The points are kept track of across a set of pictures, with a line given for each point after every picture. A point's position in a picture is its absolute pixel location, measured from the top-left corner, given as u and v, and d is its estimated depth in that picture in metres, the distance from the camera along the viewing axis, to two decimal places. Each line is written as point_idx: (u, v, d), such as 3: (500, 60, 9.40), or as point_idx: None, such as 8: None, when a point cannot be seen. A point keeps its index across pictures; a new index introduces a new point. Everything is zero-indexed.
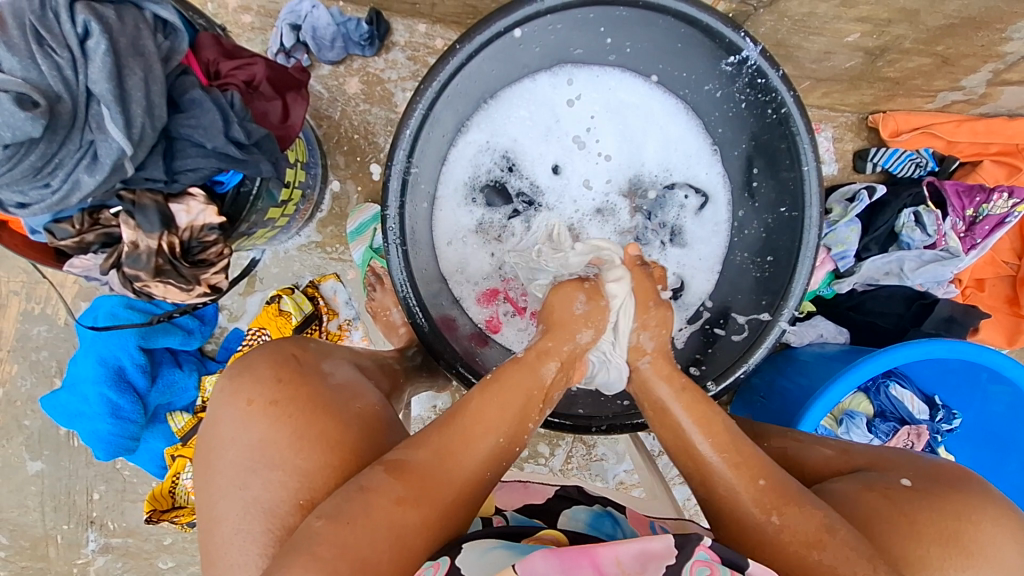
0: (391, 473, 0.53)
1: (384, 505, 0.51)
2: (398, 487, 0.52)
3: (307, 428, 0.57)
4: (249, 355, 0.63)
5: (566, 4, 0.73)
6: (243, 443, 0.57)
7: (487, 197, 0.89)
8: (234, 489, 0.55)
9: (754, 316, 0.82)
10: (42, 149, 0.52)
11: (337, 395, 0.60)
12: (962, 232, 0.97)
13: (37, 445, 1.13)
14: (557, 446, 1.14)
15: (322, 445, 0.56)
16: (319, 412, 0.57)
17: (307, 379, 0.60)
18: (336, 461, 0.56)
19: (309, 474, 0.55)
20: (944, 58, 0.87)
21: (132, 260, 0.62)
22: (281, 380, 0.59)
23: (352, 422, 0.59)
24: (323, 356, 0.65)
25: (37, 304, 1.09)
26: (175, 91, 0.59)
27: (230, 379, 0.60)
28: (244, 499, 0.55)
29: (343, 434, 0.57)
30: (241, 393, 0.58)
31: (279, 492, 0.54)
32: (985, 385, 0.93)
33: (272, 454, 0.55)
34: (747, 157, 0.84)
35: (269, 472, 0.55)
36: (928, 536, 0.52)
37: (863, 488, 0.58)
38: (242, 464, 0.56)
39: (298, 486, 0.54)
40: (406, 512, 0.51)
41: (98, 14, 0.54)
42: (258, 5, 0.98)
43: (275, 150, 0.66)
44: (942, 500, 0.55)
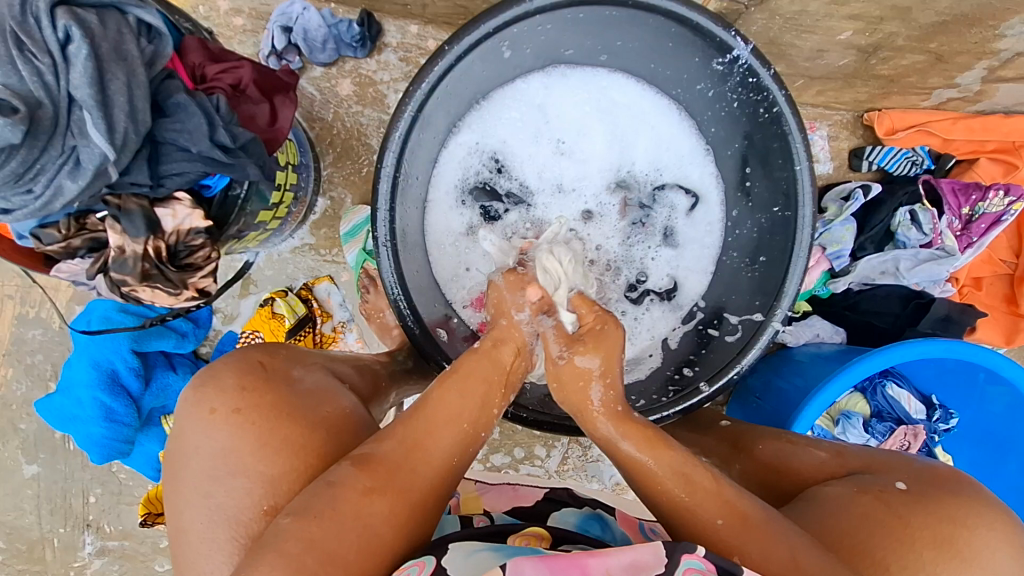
0: (357, 465, 0.54)
1: (350, 496, 0.51)
2: (364, 478, 0.53)
3: (271, 434, 0.57)
4: (214, 364, 0.63)
5: (556, 4, 0.73)
6: (205, 452, 0.57)
7: (478, 198, 0.89)
8: (199, 497, 0.55)
9: (748, 316, 0.82)
10: (23, 155, 0.52)
11: (306, 401, 0.60)
12: (958, 231, 0.96)
13: (33, 448, 1.13)
14: (553, 447, 1.13)
15: (287, 449, 0.56)
16: (283, 417, 0.58)
17: (272, 386, 0.60)
18: (301, 465, 0.56)
19: (274, 480, 0.55)
20: (938, 56, 0.86)
21: (118, 265, 0.62)
22: (245, 389, 0.59)
23: (318, 426, 0.59)
24: (293, 361, 0.66)
25: (32, 308, 1.09)
26: (160, 95, 0.59)
27: (192, 391, 0.60)
28: (209, 507, 0.55)
29: (307, 439, 0.57)
30: (204, 403, 0.59)
31: (244, 498, 0.54)
32: (982, 385, 0.93)
33: (234, 461, 0.55)
34: (740, 156, 0.84)
35: (233, 479, 0.55)
36: (921, 541, 0.52)
37: (857, 490, 0.57)
38: (209, 471, 0.56)
39: (263, 491, 0.54)
40: (374, 502, 0.52)
41: (79, 18, 0.54)
42: (250, 7, 0.98)
43: (262, 154, 0.65)
44: (936, 504, 0.54)
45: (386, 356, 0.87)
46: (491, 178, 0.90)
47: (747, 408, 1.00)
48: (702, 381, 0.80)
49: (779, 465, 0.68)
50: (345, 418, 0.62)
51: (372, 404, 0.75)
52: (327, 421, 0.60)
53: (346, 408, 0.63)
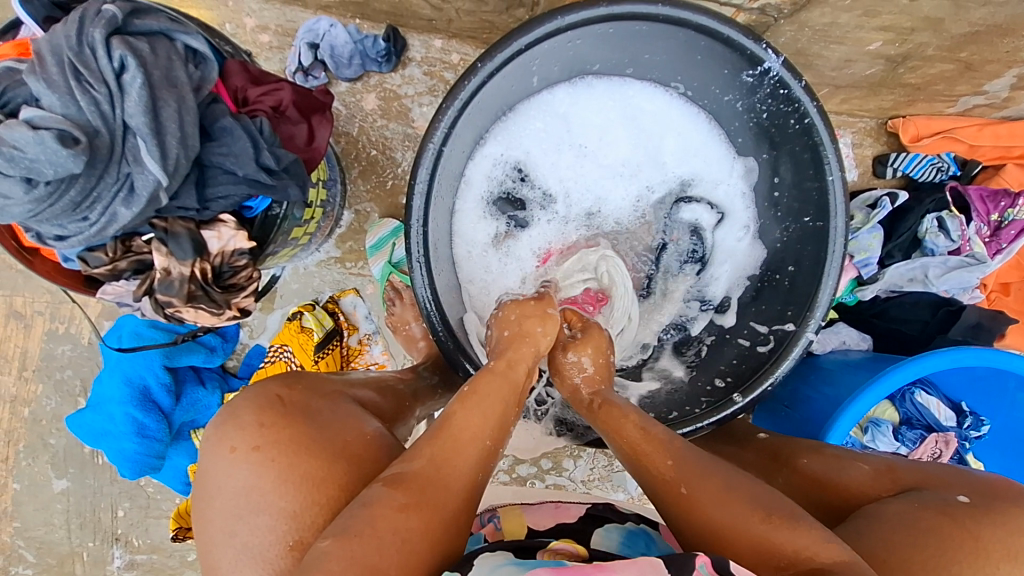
0: (390, 484, 0.54)
1: (385, 513, 0.51)
2: (398, 495, 0.53)
3: (289, 471, 0.57)
4: (232, 402, 0.63)
5: (589, 20, 0.73)
6: (228, 492, 0.57)
7: (502, 207, 0.89)
8: (223, 535, 0.56)
9: (779, 326, 0.82)
10: (81, 184, 0.53)
11: (324, 433, 0.60)
12: (987, 237, 0.96)
13: (62, 463, 1.14)
14: (578, 456, 1.13)
15: (308, 484, 0.56)
16: (302, 451, 0.58)
17: (290, 420, 0.60)
18: (323, 499, 0.56)
19: (297, 515, 0.55)
20: (968, 65, 0.86)
21: (164, 286, 0.62)
22: (264, 425, 0.59)
23: (338, 456, 0.59)
24: (313, 393, 0.66)
25: (62, 323, 1.10)
26: (206, 120, 0.59)
27: (216, 429, 0.60)
28: (235, 547, 0.55)
29: (329, 472, 0.57)
30: (225, 441, 0.59)
31: (268, 535, 0.54)
32: (1013, 392, 0.93)
33: (256, 499, 0.56)
34: (769, 165, 0.84)
35: (256, 516, 0.55)
36: (996, 554, 0.52)
37: (919, 507, 0.57)
38: (234, 510, 0.56)
39: (286, 528, 0.54)
40: (409, 517, 0.52)
41: (132, 48, 0.54)
42: (276, 24, 0.98)
43: (303, 174, 0.66)
44: (1005, 516, 0.54)
45: (411, 372, 0.87)
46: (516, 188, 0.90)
47: (774, 417, 1.00)
48: (736, 394, 0.80)
49: (827, 480, 0.68)
50: (367, 444, 0.62)
51: (396, 423, 0.75)
52: (347, 449, 0.60)
53: (369, 434, 0.63)
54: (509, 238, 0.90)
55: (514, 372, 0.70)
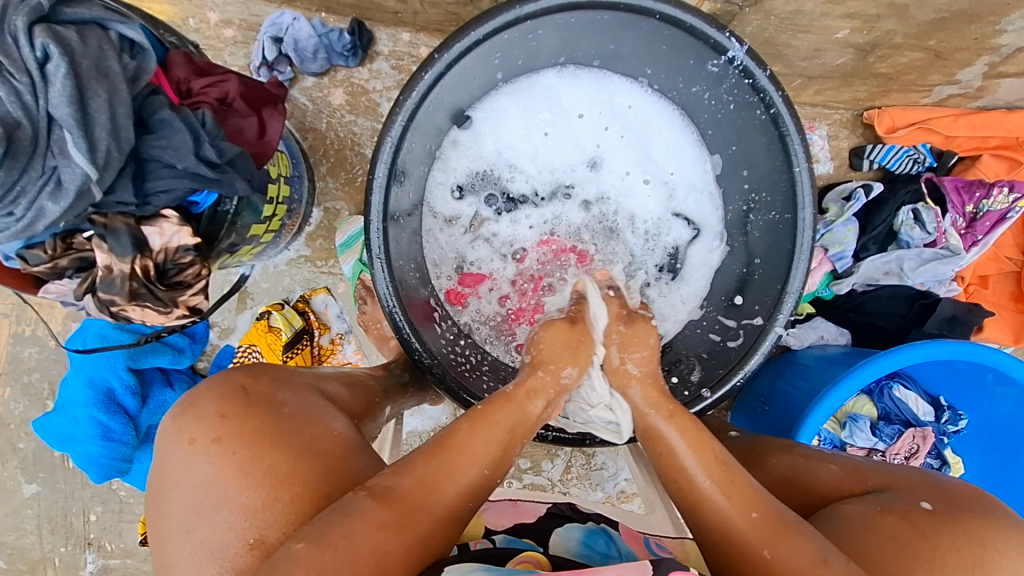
0: (375, 498, 0.51)
1: (367, 529, 0.49)
2: (381, 513, 0.50)
3: (252, 466, 0.55)
4: (197, 388, 0.62)
5: (549, 9, 0.71)
6: (188, 484, 0.55)
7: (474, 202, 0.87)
8: (182, 531, 0.53)
9: (749, 321, 0.80)
10: (2, 177, 0.51)
11: (291, 426, 0.59)
12: (962, 229, 0.94)
13: (32, 468, 1.12)
14: (556, 456, 1.12)
15: (271, 478, 0.54)
16: (267, 445, 0.56)
17: (255, 411, 0.58)
18: (286, 496, 0.54)
19: (258, 511, 0.53)
20: (937, 53, 0.85)
21: (106, 285, 0.61)
22: (225, 416, 0.58)
23: (306, 451, 0.57)
24: (278, 384, 0.64)
25: (28, 326, 1.08)
26: (145, 111, 0.58)
27: (174, 419, 0.59)
28: (192, 542, 0.52)
29: (294, 466, 0.55)
30: (184, 432, 0.57)
31: (228, 533, 0.52)
32: (990, 386, 0.91)
33: (217, 493, 0.54)
34: (738, 158, 0.82)
35: (215, 512, 0.53)
36: (952, 564, 0.50)
37: (880, 511, 0.56)
38: (192, 504, 0.54)
39: (247, 524, 0.52)
40: (388, 538, 0.50)
41: (58, 37, 0.53)
42: (240, 19, 0.97)
43: (251, 168, 0.64)
44: (965, 522, 0.53)
45: (381, 370, 0.85)
46: (489, 184, 0.88)
47: (752, 414, 0.98)
48: (705, 390, 0.78)
49: (795, 479, 0.66)
50: (334, 440, 0.60)
51: (363, 422, 0.73)
52: (312, 444, 0.58)
53: (336, 431, 0.61)
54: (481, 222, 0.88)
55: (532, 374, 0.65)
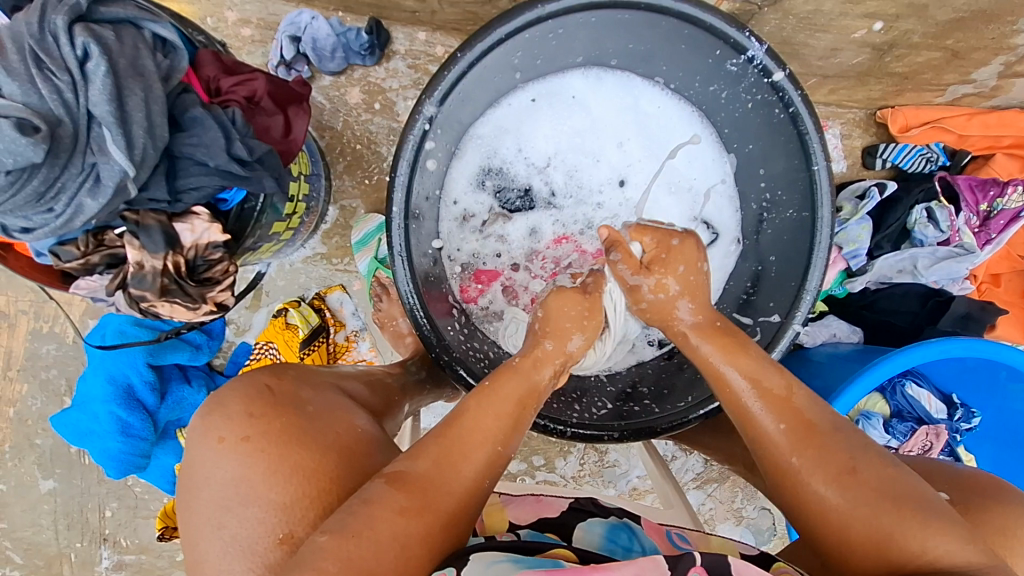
0: (392, 484, 0.53)
1: (386, 516, 0.50)
2: (400, 497, 0.52)
3: (281, 462, 0.55)
4: (220, 389, 0.62)
5: (569, 8, 0.72)
6: (217, 481, 0.56)
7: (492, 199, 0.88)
8: (211, 528, 0.54)
9: (765, 318, 0.81)
10: (44, 174, 0.52)
11: (315, 424, 0.59)
12: (976, 227, 0.95)
13: (49, 463, 1.13)
14: (568, 453, 1.13)
15: (299, 474, 0.55)
16: (293, 443, 0.56)
17: (280, 410, 0.59)
18: (313, 491, 0.55)
19: (287, 507, 0.53)
20: (954, 52, 0.86)
21: (137, 280, 0.62)
22: (253, 415, 0.58)
23: (330, 449, 0.57)
24: (301, 383, 0.64)
25: (46, 323, 1.09)
26: (177, 110, 0.59)
27: (201, 418, 0.59)
28: (223, 538, 0.53)
29: (320, 462, 0.56)
30: (212, 431, 0.58)
31: (258, 527, 0.53)
32: (1004, 383, 0.92)
33: (246, 489, 0.54)
34: (756, 156, 0.82)
35: (246, 508, 0.54)
36: None
37: None
38: (222, 501, 0.55)
39: (276, 520, 0.53)
40: (409, 522, 0.51)
41: (97, 36, 0.54)
42: (258, 18, 0.97)
43: (278, 166, 0.65)
44: (987, 515, 0.54)
45: (398, 368, 0.86)
46: (507, 182, 0.88)
47: None
48: None
49: None
50: (357, 437, 0.61)
51: (385, 418, 0.74)
52: (338, 442, 0.59)
53: (358, 429, 0.62)
54: (498, 217, 0.88)
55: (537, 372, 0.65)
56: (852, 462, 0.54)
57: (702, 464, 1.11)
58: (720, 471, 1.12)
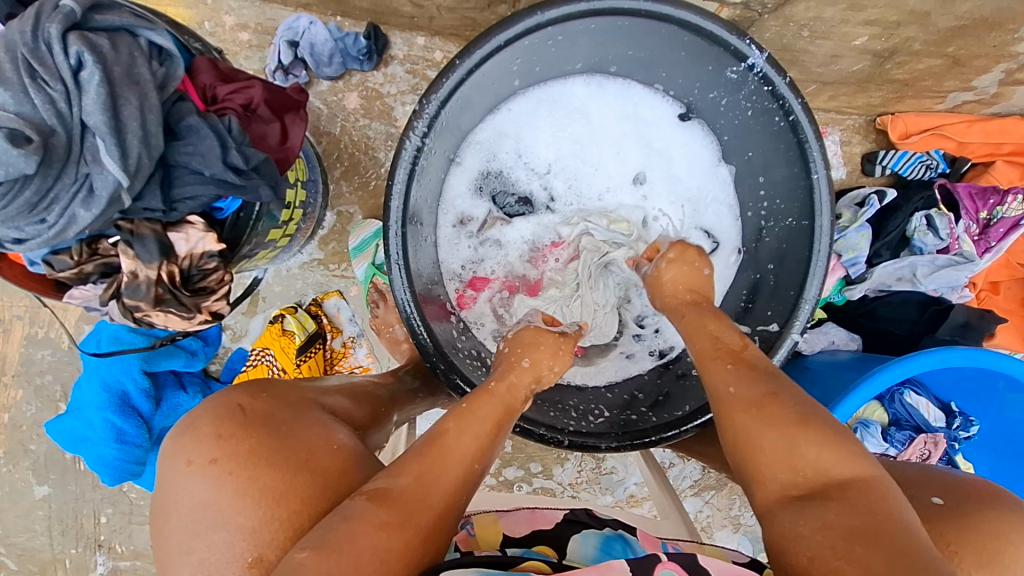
0: (374, 500, 0.52)
1: (367, 530, 0.49)
2: (381, 512, 0.51)
3: (250, 484, 0.54)
4: (192, 412, 0.61)
5: (569, 15, 0.72)
6: (187, 504, 0.54)
7: (490, 203, 0.86)
8: (181, 553, 0.52)
9: (763, 327, 0.81)
10: (37, 184, 0.51)
11: (288, 444, 0.57)
12: (976, 235, 0.95)
13: (43, 469, 1.12)
14: (566, 460, 1.12)
15: (267, 497, 0.53)
16: (261, 464, 0.55)
17: (250, 432, 0.57)
18: (284, 513, 0.53)
19: (255, 531, 0.52)
20: (955, 60, 0.85)
21: (131, 290, 0.61)
22: (221, 437, 0.56)
23: (301, 469, 0.56)
24: (276, 403, 0.63)
25: (41, 328, 1.08)
26: (172, 118, 0.58)
27: (174, 440, 0.58)
28: (192, 563, 0.52)
29: (290, 483, 0.54)
30: (182, 454, 0.56)
31: (227, 552, 0.51)
32: (1002, 393, 0.91)
33: (213, 515, 0.52)
34: (755, 164, 0.82)
35: (214, 533, 0.52)
36: (964, 562, 0.51)
37: None
38: (191, 526, 0.53)
39: (245, 544, 0.51)
40: (390, 536, 0.50)
41: (91, 44, 0.53)
42: (256, 22, 0.96)
43: (274, 174, 0.64)
44: (978, 520, 0.53)
45: (392, 376, 0.85)
46: (506, 188, 0.87)
47: None
48: None
49: None
50: (334, 455, 0.59)
51: (371, 431, 0.73)
52: (311, 461, 0.57)
53: (336, 445, 0.61)
54: (496, 220, 0.87)
55: (511, 394, 0.68)
56: (775, 390, 0.60)
57: (700, 471, 1.11)
58: (718, 478, 1.12)
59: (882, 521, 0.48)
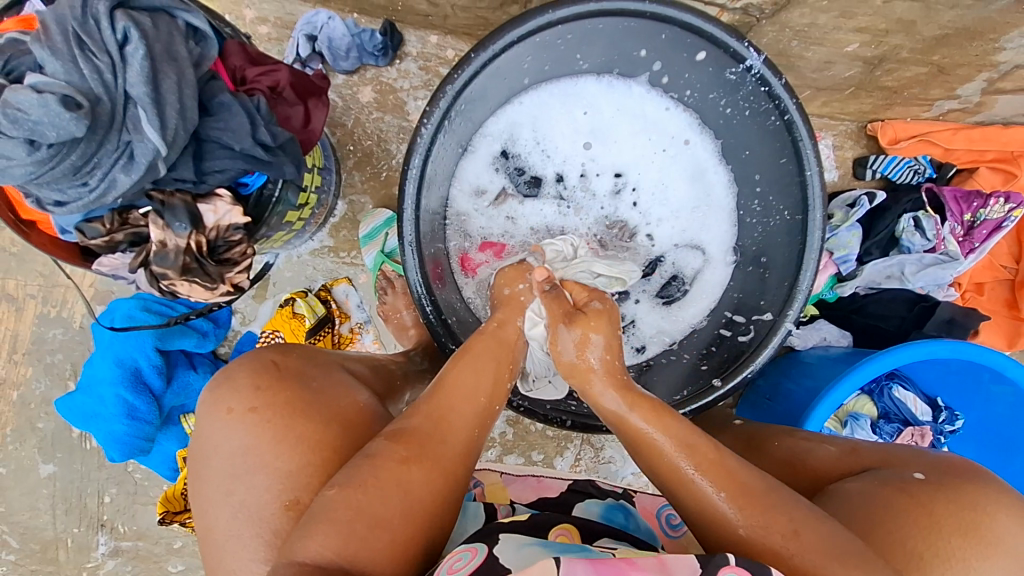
0: (392, 439, 0.55)
1: (390, 466, 0.52)
2: (399, 448, 0.54)
3: (287, 431, 0.57)
4: (229, 365, 0.63)
5: (578, 15, 0.75)
6: (227, 451, 0.57)
7: (506, 180, 0.91)
8: (222, 496, 0.56)
9: (757, 317, 0.85)
10: (82, 149, 0.55)
11: (319, 399, 0.60)
12: (961, 236, 0.99)
13: (50, 447, 1.14)
14: (565, 449, 1.15)
15: (304, 444, 0.56)
16: (297, 415, 0.58)
17: (286, 383, 0.60)
18: (318, 460, 0.56)
19: (292, 474, 0.55)
20: (940, 68, 0.89)
21: (159, 258, 0.65)
22: (259, 388, 0.59)
23: (332, 421, 0.59)
24: (307, 361, 0.65)
25: (54, 307, 1.11)
26: (206, 96, 0.62)
27: (210, 392, 0.60)
28: (231, 505, 0.55)
29: (323, 435, 0.57)
30: (222, 402, 0.59)
31: (264, 495, 0.55)
32: (986, 384, 0.94)
33: (255, 460, 0.56)
34: (751, 162, 0.86)
35: (253, 476, 0.55)
36: (946, 528, 0.53)
37: (877, 485, 0.59)
38: (231, 470, 0.56)
39: (281, 488, 0.55)
40: (412, 471, 0.53)
41: (136, 21, 0.57)
42: (276, 16, 1.01)
43: (298, 154, 0.68)
44: (957, 492, 0.56)
45: (402, 357, 0.88)
46: (522, 173, 0.92)
47: (756, 409, 1.03)
48: (716, 379, 0.84)
49: (795, 461, 0.70)
50: (359, 411, 0.62)
51: (388, 401, 0.76)
52: (341, 415, 0.60)
53: (361, 403, 0.63)
54: (511, 198, 0.92)
55: (503, 329, 0.71)
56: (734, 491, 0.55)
57: None
58: None
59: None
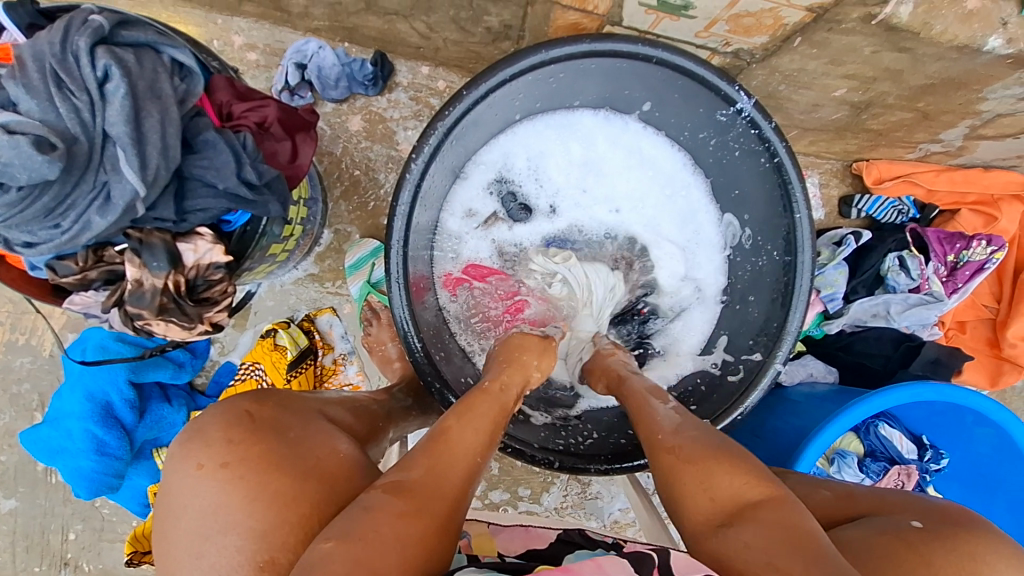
0: (390, 492, 0.52)
1: (386, 518, 0.49)
2: (397, 502, 0.51)
3: (261, 489, 0.54)
4: (200, 416, 0.60)
5: (571, 55, 0.75)
6: (194, 510, 0.54)
7: (498, 205, 0.90)
8: (191, 558, 0.53)
9: (747, 357, 0.85)
10: (55, 191, 0.53)
11: (298, 452, 0.58)
12: (944, 277, 1.00)
13: (12, 481, 1.09)
14: (551, 485, 1.13)
15: (275, 503, 0.53)
16: (270, 470, 0.55)
17: (260, 437, 0.57)
18: (295, 517, 0.53)
19: (265, 534, 0.52)
20: (925, 114, 0.91)
21: (135, 298, 0.62)
22: (232, 441, 0.57)
23: (309, 475, 0.56)
24: (284, 409, 0.63)
25: (22, 334, 1.06)
26: (190, 133, 0.60)
27: (180, 446, 0.58)
28: (201, 568, 0.52)
29: (299, 490, 0.55)
30: (191, 457, 0.56)
31: (236, 557, 0.52)
32: (971, 427, 0.94)
33: (225, 518, 0.53)
34: (739, 202, 0.86)
35: (225, 536, 0.52)
36: None
37: (877, 531, 0.58)
38: (200, 530, 0.53)
39: (253, 548, 0.52)
40: (409, 522, 0.50)
41: (118, 58, 0.55)
42: (264, 43, 0.99)
43: (285, 191, 0.67)
44: (955, 538, 0.55)
45: (384, 394, 0.86)
46: (515, 199, 0.91)
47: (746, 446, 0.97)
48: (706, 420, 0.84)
49: None
50: (339, 462, 0.60)
51: (369, 445, 0.73)
52: (319, 468, 0.58)
53: (342, 454, 0.61)
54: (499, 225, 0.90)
55: (504, 394, 0.68)
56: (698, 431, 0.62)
57: None
58: None
59: (799, 544, 0.48)
